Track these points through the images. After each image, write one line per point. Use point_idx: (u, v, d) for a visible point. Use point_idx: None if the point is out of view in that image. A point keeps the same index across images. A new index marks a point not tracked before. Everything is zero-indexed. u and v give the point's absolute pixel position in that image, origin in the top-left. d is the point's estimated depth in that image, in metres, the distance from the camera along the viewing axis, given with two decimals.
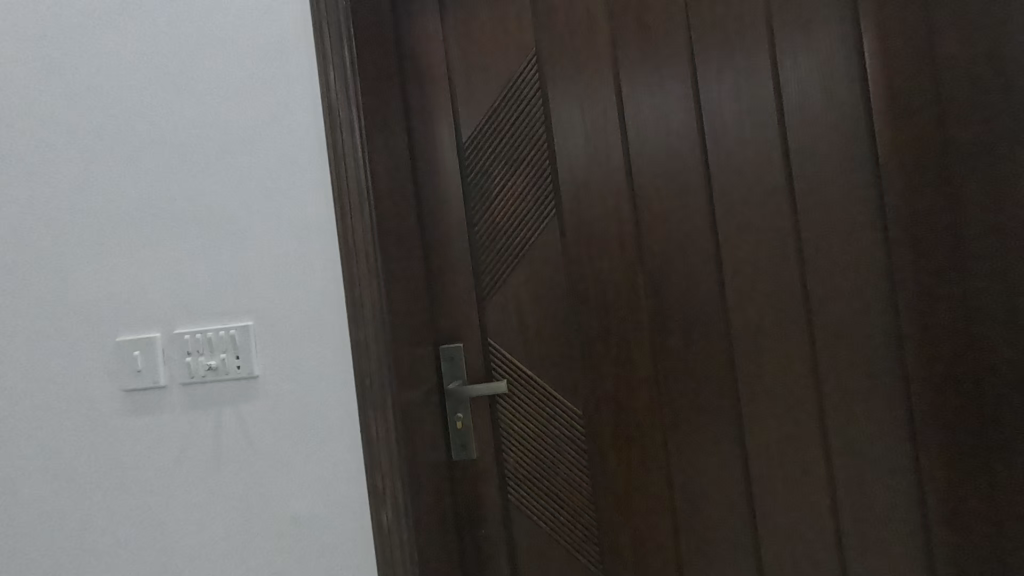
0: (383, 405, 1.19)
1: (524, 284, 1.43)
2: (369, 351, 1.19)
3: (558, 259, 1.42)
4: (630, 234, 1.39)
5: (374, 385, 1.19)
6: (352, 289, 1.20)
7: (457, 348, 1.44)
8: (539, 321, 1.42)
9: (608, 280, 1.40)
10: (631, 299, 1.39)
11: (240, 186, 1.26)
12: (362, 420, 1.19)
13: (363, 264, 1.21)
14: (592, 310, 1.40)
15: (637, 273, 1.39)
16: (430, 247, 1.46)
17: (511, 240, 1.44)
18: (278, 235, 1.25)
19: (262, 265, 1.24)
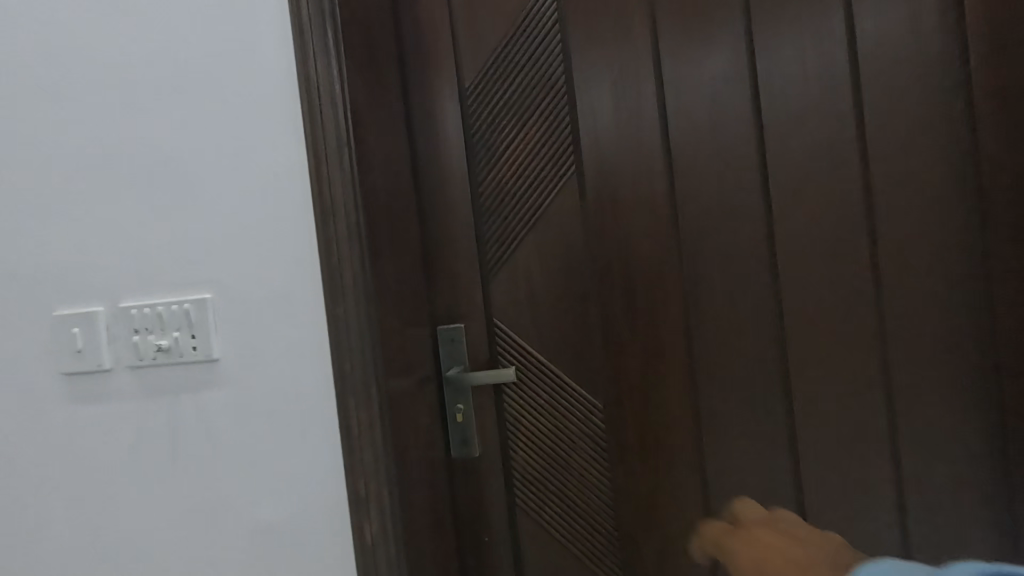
0: (367, 398, 0.99)
1: (535, 258, 1.22)
2: (350, 334, 0.99)
3: (576, 229, 1.20)
4: (662, 198, 1.17)
5: (357, 374, 0.99)
6: (330, 259, 0.99)
7: (458, 330, 1.24)
8: (553, 301, 1.21)
9: (636, 253, 1.18)
10: (662, 276, 1.18)
11: (195, 133, 1.04)
12: (342, 415, 0.99)
13: (343, 230, 0.99)
14: (616, 287, 1.19)
15: (671, 245, 1.17)
16: (426, 213, 1.24)
17: (521, 207, 1.22)
18: (242, 194, 1.03)
19: (223, 227, 1.03)
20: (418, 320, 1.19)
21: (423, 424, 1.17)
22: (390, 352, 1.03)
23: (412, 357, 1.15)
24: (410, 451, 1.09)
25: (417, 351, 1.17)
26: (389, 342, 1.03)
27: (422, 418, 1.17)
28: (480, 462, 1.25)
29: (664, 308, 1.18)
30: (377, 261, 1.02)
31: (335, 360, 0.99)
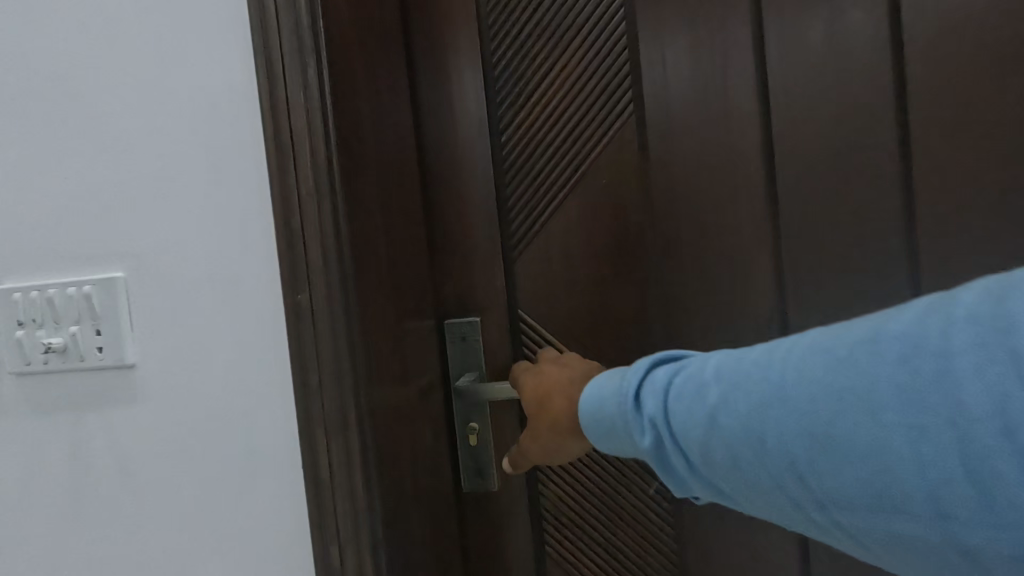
0: (343, 426, 0.68)
1: (575, 231, 0.91)
2: (318, 334, 0.67)
3: (632, 191, 0.90)
4: (757, 148, 0.85)
5: (328, 390, 0.68)
6: (287, 223, 0.67)
7: (472, 325, 0.93)
8: (599, 288, 0.91)
9: (715, 224, 0.87)
10: (753, 256, 0.87)
11: (91, 33, 0.71)
12: (309, 450, 0.68)
13: (306, 180, 0.67)
14: (687, 269, 0.89)
15: (766, 213, 0.86)
16: (432, 169, 0.93)
17: (557, 161, 0.91)
18: (160, 125, 0.70)
19: (136, 174, 0.71)
20: (421, 311, 0.88)
21: (430, 450, 0.87)
22: (377, 358, 0.72)
23: (417, 360, 0.84)
24: (412, 490, 0.79)
25: (421, 352, 0.86)
26: (377, 344, 0.72)
27: (429, 442, 0.87)
28: (501, 497, 0.95)
29: (752, 298, 0.87)
30: (359, 227, 0.70)
31: (297, 371, 0.68)
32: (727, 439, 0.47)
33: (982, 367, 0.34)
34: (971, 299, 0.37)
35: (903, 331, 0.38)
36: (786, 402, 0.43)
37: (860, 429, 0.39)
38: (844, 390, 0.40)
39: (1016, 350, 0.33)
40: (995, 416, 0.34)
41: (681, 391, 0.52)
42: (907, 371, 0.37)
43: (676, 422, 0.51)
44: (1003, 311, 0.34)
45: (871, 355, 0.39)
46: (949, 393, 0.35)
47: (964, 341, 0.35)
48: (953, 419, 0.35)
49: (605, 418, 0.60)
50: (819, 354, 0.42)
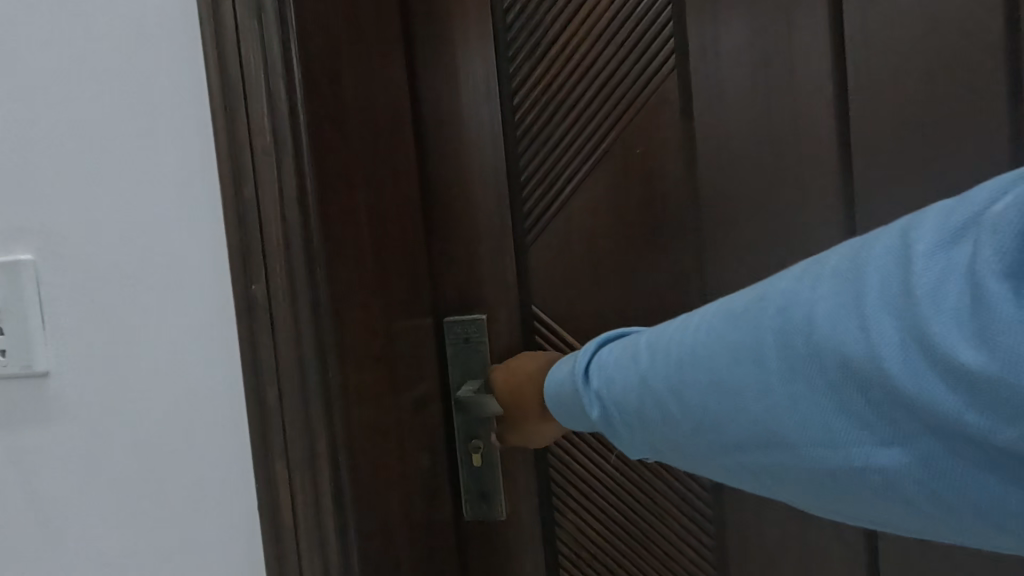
0: (312, 459, 0.52)
1: (601, 211, 0.75)
2: (278, 339, 0.52)
3: (673, 163, 0.74)
4: (829, 112, 0.69)
5: (292, 413, 0.52)
6: (238, 195, 0.52)
7: (478, 325, 0.78)
8: (631, 280, 0.76)
9: (775, 205, 0.72)
10: (822, 245, 0.71)
11: None
12: (268, 489, 0.53)
13: (262, 139, 0.51)
14: (738, 255, 0.73)
15: (838, 189, 0.70)
16: (428, 136, 0.77)
17: (581, 124, 0.75)
18: (71, 67, 0.54)
19: (43, 130, 0.55)
20: (417, 308, 0.72)
21: (428, 477, 0.72)
22: (359, 369, 0.56)
23: (412, 368, 0.69)
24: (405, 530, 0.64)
25: (416, 357, 0.70)
26: (358, 351, 0.56)
27: (426, 468, 0.71)
28: (511, 530, 0.80)
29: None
30: (334, 200, 0.55)
31: (251, 388, 0.52)
32: (643, 401, 0.46)
33: (836, 311, 0.33)
34: (835, 260, 0.36)
35: (782, 287, 0.38)
36: (686, 362, 0.42)
37: (742, 380, 0.38)
38: (735, 347, 0.39)
39: (863, 290, 0.32)
40: (847, 356, 0.32)
41: (609, 362, 0.50)
42: (778, 321, 0.36)
43: (607, 390, 0.49)
44: (862, 262, 0.34)
45: (753, 310, 0.39)
46: (807, 337, 0.34)
47: (823, 289, 0.35)
48: (812, 362, 0.34)
49: (557, 391, 0.57)
50: (720, 314, 0.42)
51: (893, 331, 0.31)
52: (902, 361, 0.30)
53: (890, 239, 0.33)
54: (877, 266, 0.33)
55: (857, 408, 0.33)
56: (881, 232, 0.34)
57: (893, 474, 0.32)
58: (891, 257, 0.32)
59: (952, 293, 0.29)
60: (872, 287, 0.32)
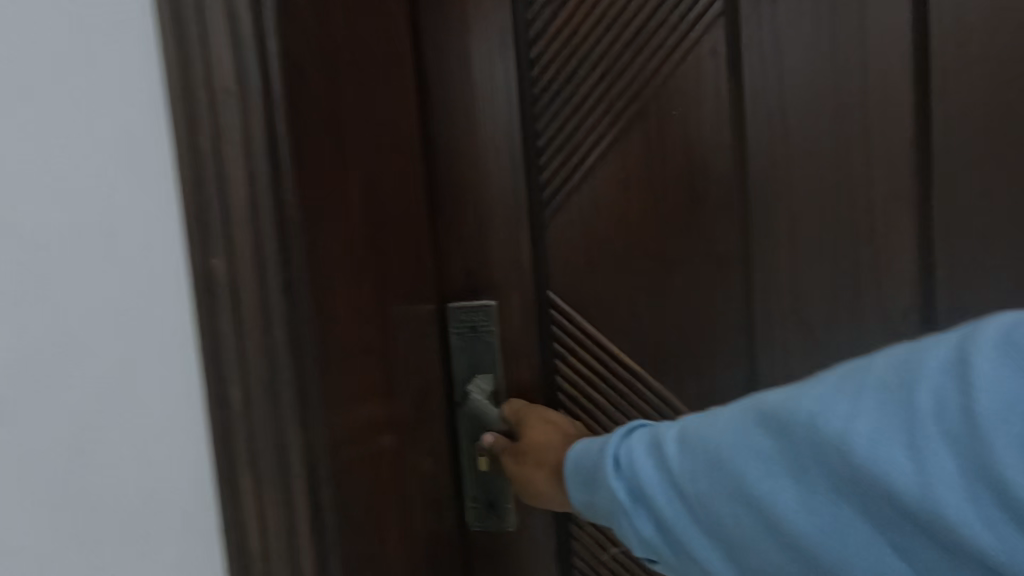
0: (285, 470, 0.44)
1: (632, 184, 0.66)
2: (244, 325, 0.43)
3: (717, 127, 0.63)
4: (904, 69, 0.59)
5: (262, 413, 0.43)
6: (193, 146, 0.42)
7: (487, 313, 0.68)
8: (665, 264, 0.66)
9: (835, 178, 0.62)
10: (887, 225, 0.62)
11: None
12: (230, 499, 0.45)
13: (222, 77, 0.41)
14: (789, 234, 0.63)
15: (906, 157, 0.61)
16: (432, 92, 0.67)
17: (611, 80, 0.65)
18: None
19: None
20: (418, 292, 0.62)
21: (429, 485, 0.63)
22: (348, 364, 0.47)
23: (411, 362, 0.59)
24: (401, 549, 0.56)
25: (416, 349, 0.61)
26: (348, 342, 0.47)
27: (426, 475, 0.62)
28: (520, 542, 0.71)
29: (879, 285, 0.63)
30: (321, 160, 0.45)
31: (212, 381, 0.44)
32: (675, 493, 0.42)
33: (881, 434, 0.33)
34: (884, 365, 0.36)
35: (825, 391, 0.37)
36: (726, 458, 0.39)
37: (780, 487, 0.37)
38: (771, 453, 0.38)
39: (919, 415, 0.33)
40: (895, 483, 0.32)
41: (636, 444, 0.47)
42: (821, 438, 0.35)
43: (635, 473, 0.45)
44: (908, 377, 0.34)
45: (794, 411, 0.37)
46: (855, 454, 0.34)
47: (872, 404, 0.34)
48: (860, 479, 0.34)
49: (584, 465, 0.51)
50: (749, 414, 0.40)
51: (947, 458, 0.31)
52: (956, 490, 0.31)
53: (942, 356, 0.34)
54: (929, 385, 0.33)
55: (899, 532, 0.33)
56: (929, 345, 0.35)
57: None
58: (945, 379, 0.33)
59: (1006, 427, 0.30)
60: (925, 409, 0.33)
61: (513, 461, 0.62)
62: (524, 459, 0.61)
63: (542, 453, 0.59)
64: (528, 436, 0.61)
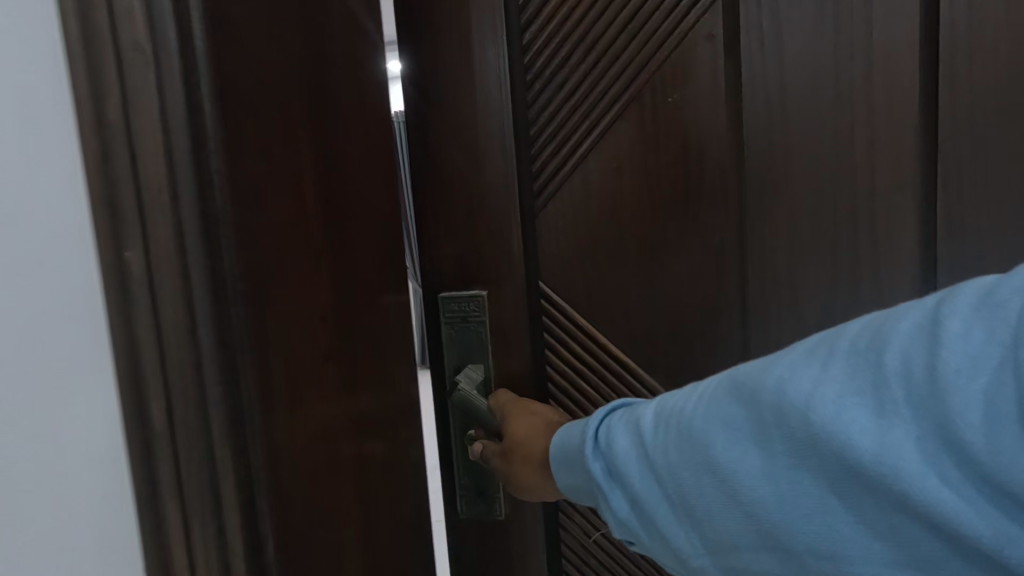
0: (217, 517, 0.36)
1: (625, 174, 0.64)
2: (166, 342, 0.34)
3: (713, 115, 0.61)
4: (913, 52, 0.56)
5: (189, 455, 0.35)
6: (102, 121, 0.32)
7: (477, 304, 0.68)
8: (657, 256, 0.65)
9: (835, 168, 0.60)
10: (888, 218, 0.60)
11: None
12: (157, 562, 0.36)
13: (127, 39, 0.32)
14: (785, 227, 0.62)
15: (911, 148, 0.58)
16: (421, 78, 0.66)
17: (605, 61, 0.63)
18: None
19: None
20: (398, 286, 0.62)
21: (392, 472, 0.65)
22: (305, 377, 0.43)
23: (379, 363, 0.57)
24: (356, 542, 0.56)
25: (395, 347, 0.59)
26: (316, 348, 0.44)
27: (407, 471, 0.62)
28: (509, 533, 0.72)
29: (877, 281, 0.61)
30: (272, 148, 0.41)
31: (133, 416, 0.35)
32: (651, 466, 0.43)
33: (844, 399, 0.34)
34: (856, 332, 0.36)
35: (794, 361, 0.37)
36: (698, 427, 0.40)
37: (746, 452, 0.38)
38: (740, 421, 0.39)
39: (884, 380, 0.33)
40: (854, 445, 0.33)
41: (616, 421, 0.48)
42: (787, 405, 0.36)
43: (612, 450, 0.46)
44: (877, 345, 0.34)
45: (765, 382, 0.38)
46: (817, 419, 0.34)
47: (838, 371, 0.35)
48: (820, 443, 0.34)
49: (564, 447, 0.52)
50: (724, 384, 0.41)
51: (906, 419, 0.32)
52: (912, 450, 0.31)
53: (914, 321, 0.34)
54: (898, 349, 0.33)
55: (857, 494, 0.34)
56: (902, 311, 0.35)
57: (884, 562, 0.33)
58: (914, 343, 0.33)
59: (967, 384, 0.30)
60: (893, 372, 0.33)
61: (504, 463, 0.59)
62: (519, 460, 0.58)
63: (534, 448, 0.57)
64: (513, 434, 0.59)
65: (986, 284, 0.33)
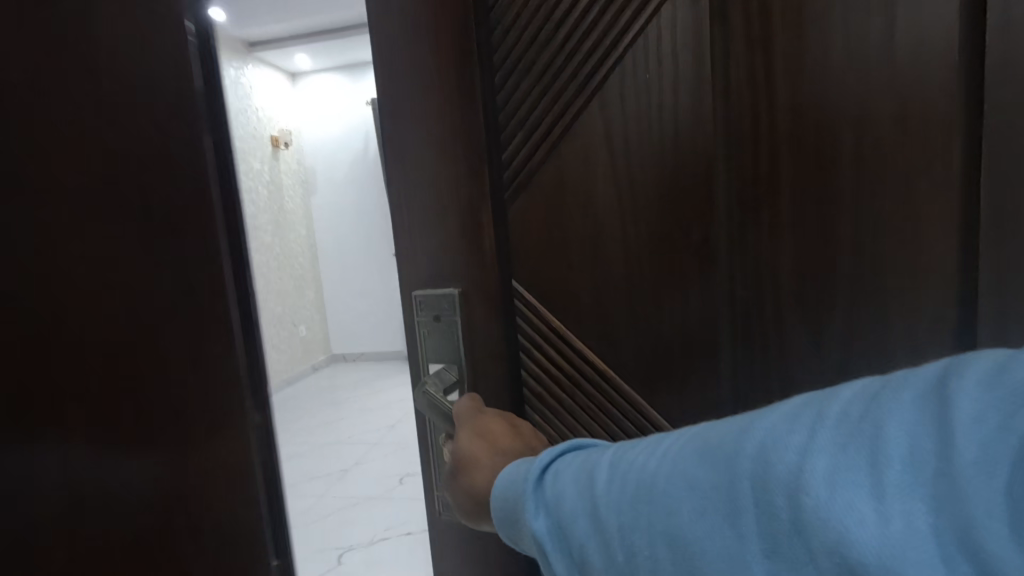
0: None
1: (596, 157, 0.58)
2: None
3: (703, 104, 0.55)
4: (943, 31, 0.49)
5: None
6: None
7: (450, 303, 0.62)
8: (635, 257, 0.58)
9: (837, 164, 0.53)
10: (900, 221, 0.53)
11: None
12: None
13: None
14: (777, 227, 0.56)
15: (927, 140, 0.51)
16: (391, 55, 0.60)
17: (587, 42, 0.56)
18: None
19: None
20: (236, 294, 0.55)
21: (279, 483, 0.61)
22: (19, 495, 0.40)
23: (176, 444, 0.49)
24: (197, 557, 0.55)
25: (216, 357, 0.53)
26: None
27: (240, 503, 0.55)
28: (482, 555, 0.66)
29: (890, 284, 0.54)
30: None
31: None
32: (598, 528, 0.34)
33: (843, 481, 0.25)
34: (850, 395, 0.28)
35: (778, 422, 0.29)
36: (658, 490, 0.32)
37: (717, 533, 0.29)
38: (712, 489, 0.30)
39: (887, 460, 0.25)
40: (854, 544, 0.24)
41: (565, 467, 0.38)
42: (772, 476, 0.27)
43: (558, 502, 0.37)
44: (876, 412, 0.26)
45: (740, 446, 0.29)
46: (805, 505, 0.26)
47: (827, 443, 0.27)
48: (811, 537, 0.25)
49: (508, 495, 0.41)
50: (693, 441, 0.33)
51: (920, 518, 0.23)
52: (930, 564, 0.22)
53: (919, 391, 0.26)
54: (902, 424, 0.25)
55: None
56: (903, 376, 0.28)
57: None
58: (917, 419, 0.25)
59: (986, 482, 0.22)
60: (895, 454, 0.25)
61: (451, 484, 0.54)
62: (461, 484, 0.52)
63: (475, 472, 0.50)
64: (462, 450, 0.53)
65: (1001, 356, 0.26)
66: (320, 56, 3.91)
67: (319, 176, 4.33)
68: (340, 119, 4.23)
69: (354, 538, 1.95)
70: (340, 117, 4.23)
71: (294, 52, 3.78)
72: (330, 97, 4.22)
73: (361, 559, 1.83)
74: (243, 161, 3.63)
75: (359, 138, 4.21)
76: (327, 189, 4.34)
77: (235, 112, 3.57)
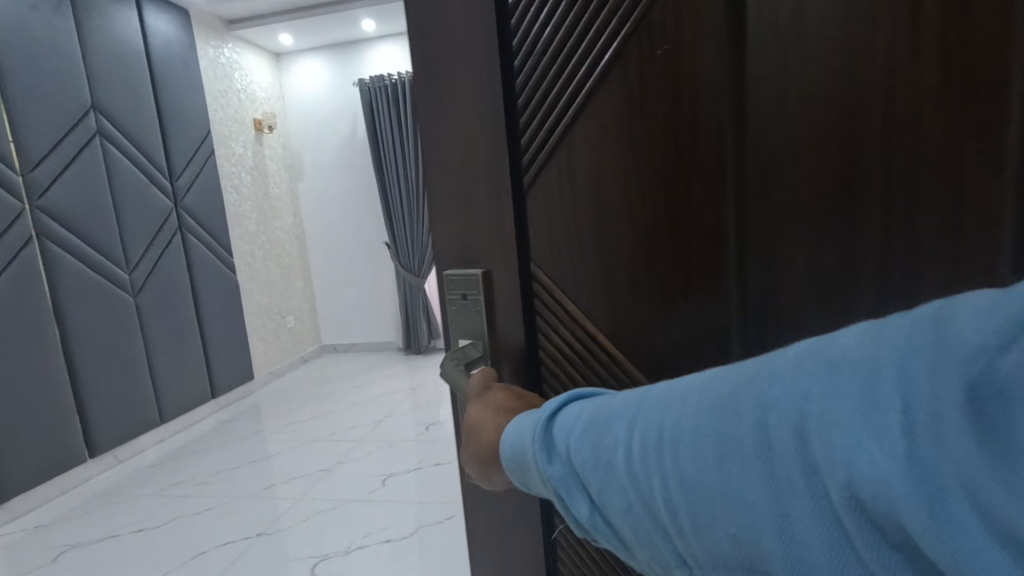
0: None
1: (604, 143, 0.61)
2: None
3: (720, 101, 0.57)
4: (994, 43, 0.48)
5: None
6: None
7: (474, 283, 0.66)
8: (642, 240, 0.62)
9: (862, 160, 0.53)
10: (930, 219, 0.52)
11: None
12: None
13: None
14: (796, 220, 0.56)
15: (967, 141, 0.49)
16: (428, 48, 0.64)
17: (604, 40, 0.59)
18: None
19: None
20: None
21: None
22: None
23: None
24: None
25: None
26: None
27: None
28: (506, 530, 0.69)
29: (908, 271, 0.53)
30: None
31: None
32: (612, 475, 0.37)
33: (844, 423, 0.27)
34: (848, 339, 0.30)
35: (783, 371, 0.31)
36: (668, 439, 0.34)
37: (730, 478, 0.30)
38: (719, 435, 0.31)
39: (881, 401, 0.26)
40: (854, 481, 0.25)
41: (573, 418, 0.42)
42: (776, 421, 0.29)
43: (570, 450, 0.40)
44: (872, 356, 0.28)
45: (753, 396, 0.31)
46: (814, 448, 0.28)
47: (828, 386, 0.28)
48: (819, 474, 0.27)
49: (517, 452, 0.45)
50: (700, 391, 0.34)
51: (909, 449, 0.24)
52: (917, 491, 0.23)
53: (914, 330, 0.27)
54: (894, 366, 0.26)
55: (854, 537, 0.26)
56: (898, 318, 0.29)
57: None
58: (911, 362, 0.26)
59: (973, 420, 0.23)
60: (888, 394, 0.26)
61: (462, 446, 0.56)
62: (470, 448, 0.55)
63: (481, 433, 0.54)
64: (475, 415, 0.56)
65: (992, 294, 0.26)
66: (308, 35, 3.75)
67: (305, 163, 4.19)
68: (327, 100, 4.09)
69: (332, 544, 1.94)
70: (327, 99, 4.09)
71: (279, 30, 3.61)
72: (319, 78, 4.08)
73: (338, 568, 1.81)
74: (225, 145, 3.47)
75: (347, 120, 4.09)
76: (314, 174, 4.21)
77: (215, 93, 3.42)
